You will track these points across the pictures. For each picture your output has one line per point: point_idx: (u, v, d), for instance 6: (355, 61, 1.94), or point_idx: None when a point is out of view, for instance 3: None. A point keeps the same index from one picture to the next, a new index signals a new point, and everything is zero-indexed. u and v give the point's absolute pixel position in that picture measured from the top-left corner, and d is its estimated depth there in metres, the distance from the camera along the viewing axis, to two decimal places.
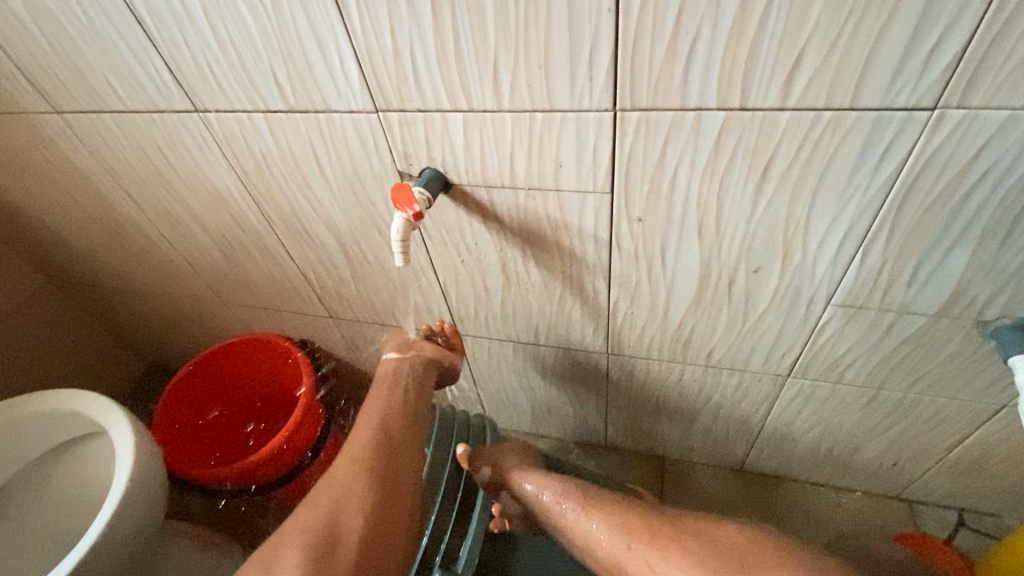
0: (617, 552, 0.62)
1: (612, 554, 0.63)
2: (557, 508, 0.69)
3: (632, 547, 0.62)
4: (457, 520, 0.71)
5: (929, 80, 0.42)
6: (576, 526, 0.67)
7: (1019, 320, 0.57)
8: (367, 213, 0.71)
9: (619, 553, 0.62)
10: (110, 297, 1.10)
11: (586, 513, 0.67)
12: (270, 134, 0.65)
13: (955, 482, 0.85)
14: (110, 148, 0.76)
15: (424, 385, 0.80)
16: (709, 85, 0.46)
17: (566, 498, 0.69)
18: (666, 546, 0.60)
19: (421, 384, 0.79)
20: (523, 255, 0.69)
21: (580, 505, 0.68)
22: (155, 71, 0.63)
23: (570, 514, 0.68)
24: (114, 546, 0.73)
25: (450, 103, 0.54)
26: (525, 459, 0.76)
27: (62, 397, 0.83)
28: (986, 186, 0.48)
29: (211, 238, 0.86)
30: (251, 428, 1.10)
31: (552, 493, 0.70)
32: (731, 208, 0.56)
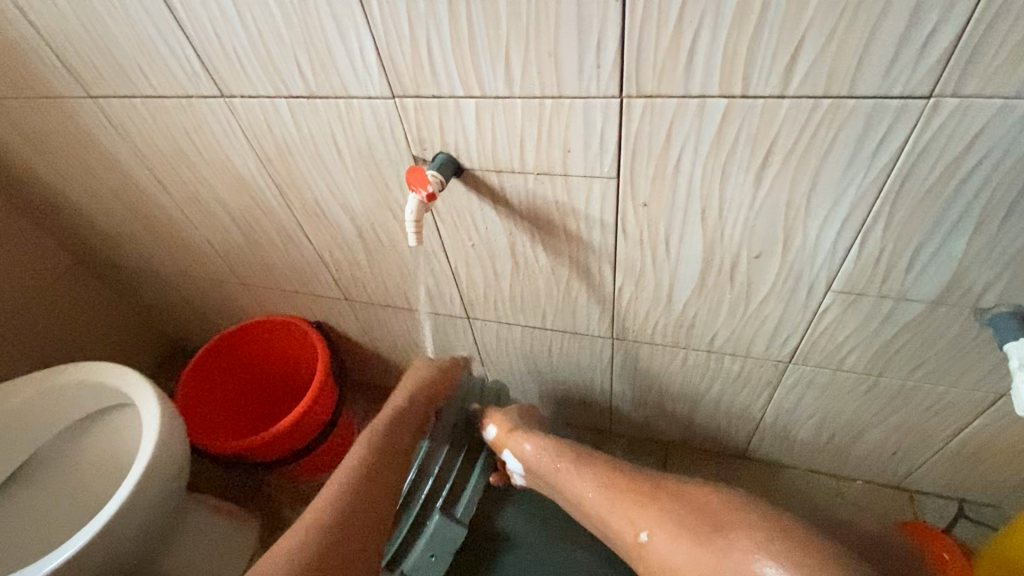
0: (605, 511, 0.65)
1: (599, 512, 0.65)
2: (551, 466, 0.70)
3: (618, 507, 0.63)
4: (459, 471, 0.76)
5: (925, 69, 0.44)
6: (570, 484, 0.68)
7: (1016, 308, 0.59)
8: (382, 196, 0.74)
9: (607, 511, 0.64)
10: (136, 277, 1.14)
11: (578, 475, 0.68)
12: (292, 119, 0.68)
13: (955, 471, 0.86)
14: (140, 131, 0.80)
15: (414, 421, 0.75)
16: (711, 73, 0.48)
17: (560, 458, 0.70)
18: (648, 507, 0.61)
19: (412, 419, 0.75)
20: (532, 239, 0.71)
21: (573, 468, 0.69)
22: (184, 57, 0.66)
23: (564, 474, 0.69)
24: (141, 508, 0.77)
25: (463, 89, 0.57)
26: (524, 422, 0.77)
27: (90, 369, 0.88)
28: (982, 174, 0.49)
29: (233, 220, 0.90)
30: (267, 407, 1.14)
31: (547, 454, 0.71)
32: (733, 194, 0.57)
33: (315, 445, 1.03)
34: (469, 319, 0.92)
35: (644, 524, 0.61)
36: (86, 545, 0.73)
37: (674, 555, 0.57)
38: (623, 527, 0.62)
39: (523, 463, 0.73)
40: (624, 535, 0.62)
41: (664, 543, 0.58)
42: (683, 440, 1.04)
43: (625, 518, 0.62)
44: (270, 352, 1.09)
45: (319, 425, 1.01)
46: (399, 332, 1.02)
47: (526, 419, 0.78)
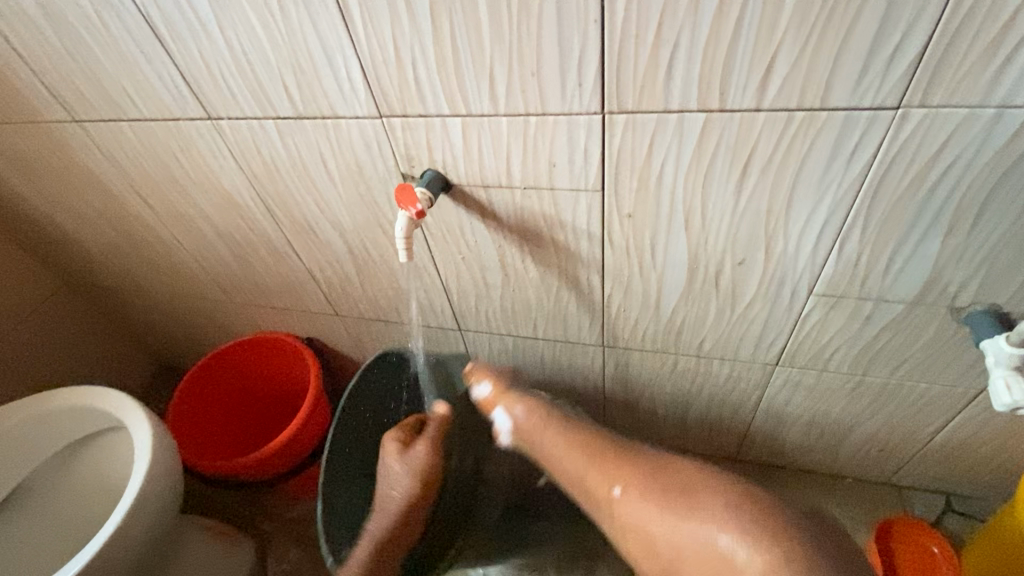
0: (587, 468, 0.64)
1: (585, 475, 0.64)
2: (541, 438, 0.70)
3: (600, 463, 0.63)
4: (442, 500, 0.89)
5: (892, 81, 0.46)
6: (557, 446, 0.68)
7: (990, 306, 0.61)
8: (371, 212, 0.74)
9: (599, 466, 0.63)
10: (123, 298, 1.13)
11: (569, 443, 0.67)
12: (280, 139, 0.69)
13: (942, 465, 0.88)
14: (126, 154, 0.80)
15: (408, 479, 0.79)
16: (689, 89, 0.50)
17: (546, 423, 0.71)
18: (625, 466, 0.61)
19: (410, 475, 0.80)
20: (521, 252, 0.73)
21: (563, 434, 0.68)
22: (172, 82, 0.66)
23: (555, 447, 0.68)
24: (137, 531, 0.77)
25: (449, 108, 0.58)
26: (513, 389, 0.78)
27: (78, 394, 0.87)
28: (952, 179, 0.51)
29: (221, 239, 0.90)
30: (258, 425, 1.14)
31: (536, 417, 0.72)
32: (715, 203, 0.59)
33: (309, 461, 1.02)
34: (461, 331, 0.92)
35: (618, 480, 0.60)
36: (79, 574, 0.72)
37: (648, 514, 0.57)
38: (599, 485, 0.62)
39: (512, 421, 0.74)
40: (599, 492, 0.62)
41: (635, 500, 0.58)
42: (677, 445, 1.05)
43: (606, 477, 0.62)
44: (261, 370, 1.09)
45: (313, 440, 1.01)
46: (391, 346, 1.02)
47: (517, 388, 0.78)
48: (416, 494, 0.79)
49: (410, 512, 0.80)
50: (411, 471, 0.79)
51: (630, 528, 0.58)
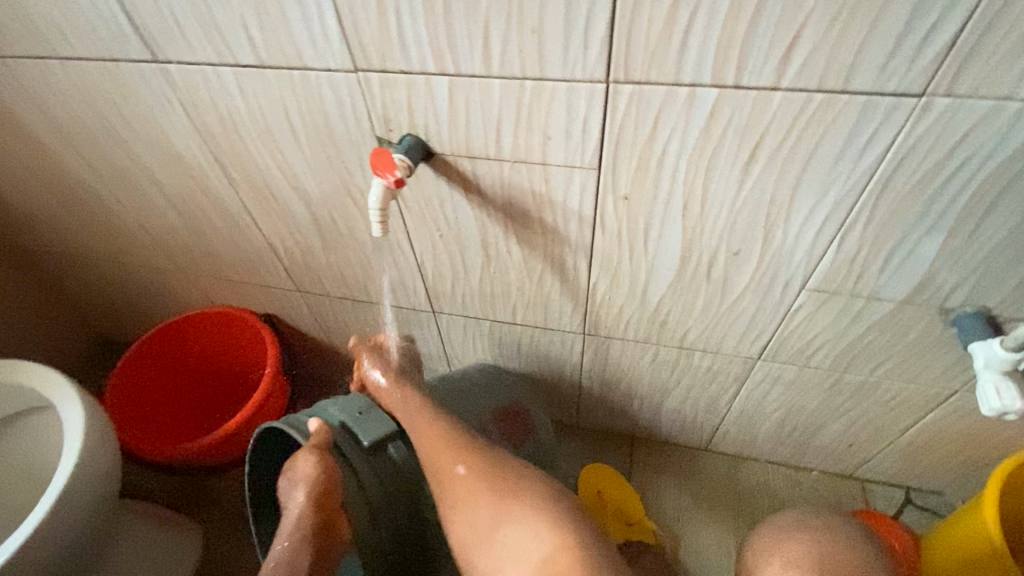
0: (427, 443, 0.65)
1: (428, 449, 0.65)
2: (406, 413, 0.69)
3: (447, 440, 0.65)
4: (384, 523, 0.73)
5: (920, 67, 0.42)
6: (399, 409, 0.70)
7: (980, 309, 0.60)
8: (341, 180, 0.67)
9: (438, 451, 0.64)
10: (58, 264, 1.02)
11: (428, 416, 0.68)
12: (239, 91, 0.61)
13: (906, 461, 0.89)
14: (58, 100, 0.70)
15: (331, 487, 0.62)
16: (705, 61, 0.45)
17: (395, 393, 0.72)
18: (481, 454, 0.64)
19: (329, 486, 0.62)
20: (505, 231, 0.67)
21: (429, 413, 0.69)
22: (111, 16, 0.57)
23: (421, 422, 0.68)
24: (63, 525, 0.69)
25: (435, 66, 0.52)
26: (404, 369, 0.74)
27: (2, 369, 0.77)
28: (963, 175, 0.49)
29: (170, 202, 0.81)
30: (208, 405, 1.05)
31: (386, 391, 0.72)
32: (717, 188, 0.55)
33: None
34: (434, 313, 0.87)
35: (465, 459, 0.63)
36: None
37: (473, 519, 0.59)
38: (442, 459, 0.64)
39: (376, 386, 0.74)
40: (440, 468, 0.63)
41: (467, 485, 0.61)
42: (649, 435, 1.03)
43: (442, 454, 0.64)
44: (213, 346, 1.01)
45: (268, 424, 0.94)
46: (357, 327, 0.96)
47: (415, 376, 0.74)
48: (309, 502, 0.61)
49: (307, 527, 0.61)
50: (301, 476, 0.62)
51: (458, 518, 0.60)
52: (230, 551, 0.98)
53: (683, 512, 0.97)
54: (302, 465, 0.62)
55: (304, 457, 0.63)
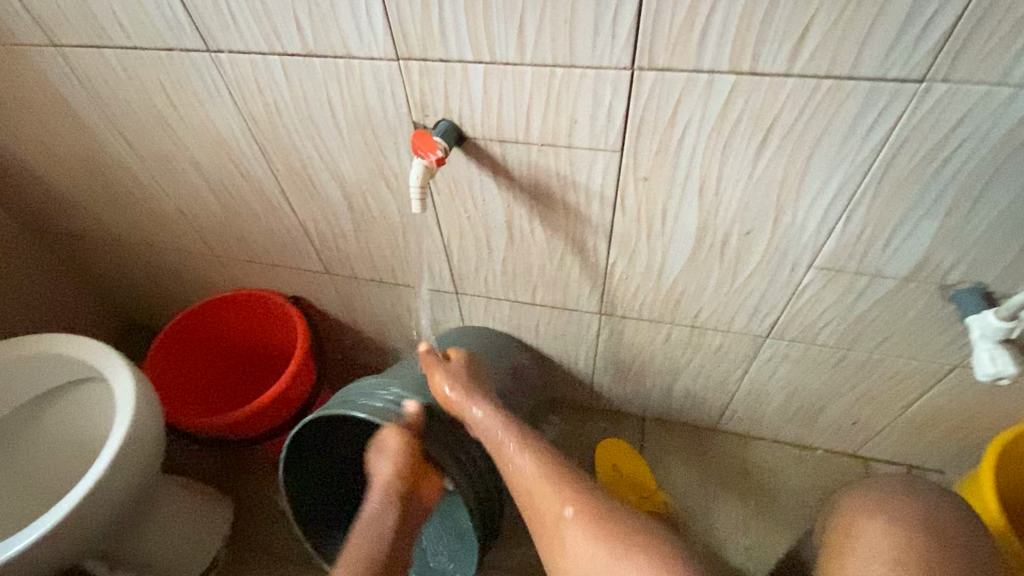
0: (522, 473, 0.64)
1: (527, 489, 0.64)
2: (497, 442, 0.67)
3: (541, 476, 0.63)
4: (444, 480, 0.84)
5: (920, 54, 0.47)
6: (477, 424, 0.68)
7: (977, 284, 0.64)
8: (376, 164, 0.72)
9: (534, 488, 0.63)
10: (95, 247, 1.07)
11: (522, 446, 0.66)
12: (285, 78, 0.65)
13: (907, 439, 0.93)
14: (109, 86, 0.74)
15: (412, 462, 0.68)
16: (723, 50, 0.50)
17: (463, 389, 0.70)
18: (584, 490, 0.62)
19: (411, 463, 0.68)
20: (529, 213, 0.72)
21: (517, 439, 0.66)
22: (169, 7, 0.62)
23: (513, 447, 0.66)
24: (117, 486, 0.73)
25: (473, 54, 0.56)
26: (473, 381, 0.72)
27: (58, 342, 0.82)
28: (960, 156, 0.53)
29: (209, 186, 0.85)
30: (238, 384, 1.10)
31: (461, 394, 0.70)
32: (731, 169, 0.60)
33: (289, 426, 1.00)
34: (458, 294, 0.91)
35: (575, 500, 0.61)
36: (48, 535, 0.68)
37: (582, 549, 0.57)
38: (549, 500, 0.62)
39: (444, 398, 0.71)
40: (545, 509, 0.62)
41: (582, 536, 0.58)
42: (660, 414, 1.08)
43: (550, 497, 0.62)
44: (244, 327, 1.05)
45: (297, 401, 0.99)
46: (381, 309, 1.00)
47: (481, 383, 0.73)
48: (395, 473, 0.67)
49: (395, 507, 0.67)
50: (387, 448, 0.67)
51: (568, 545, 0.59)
52: (258, 525, 1.02)
53: (692, 488, 1.02)
54: (393, 446, 0.67)
55: (394, 439, 0.68)
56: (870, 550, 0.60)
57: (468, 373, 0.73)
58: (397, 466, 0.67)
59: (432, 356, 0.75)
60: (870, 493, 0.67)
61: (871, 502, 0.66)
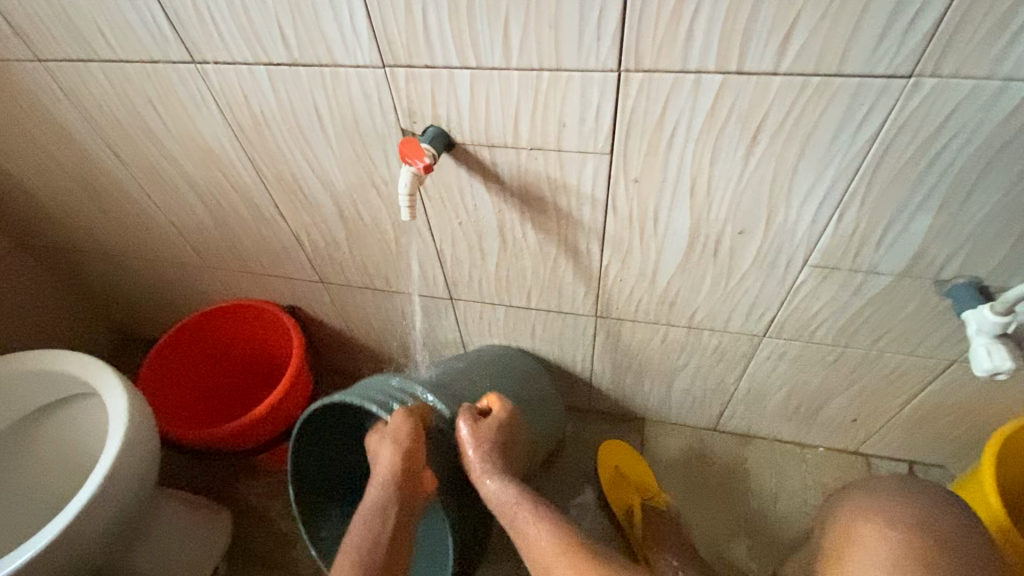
0: (534, 541, 0.61)
1: (538, 564, 0.61)
2: (512, 517, 0.64)
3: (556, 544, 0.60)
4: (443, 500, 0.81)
5: (907, 49, 0.46)
6: (493, 491, 0.66)
7: (972, 279, 0.64)
8: (366, 171, 0.71)
9: (546, 565, 0.60)
10: (87, 260, 1.07)
11: (536, 521, 0.63)
12: (271, 88, 0.65)
13: (908, 435, 0.93)
14: (96, 100, 0.74)
15: (414, 457, 0.67)
16: (709, 49, 0.49)
17: (490, 452, 0.68)
18: (604, 564, 0.58)
19: (411, 459, 0.67)
20: (521, 217, 0.71)
21: (534, 513, 0.63)
22: (153, 19, 0.61)
23: (529, 525, 0.63)
24: (111, 503, 0.72)
25: (458, 60, 0.56)
26: (497, 444, 0.69)
27: (51, 357, 0.81)
28: (951, 151, 0.53)
29: (200, 197, 0.85)
30: (234, 396, 1.09)
31: (482, 454, 0.68)
32: (722, 169, 0.59)
33: (288, 435, 1.00)
34: (452, 300, 0.91)
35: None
36: (40, 555, 0.67)
37: None
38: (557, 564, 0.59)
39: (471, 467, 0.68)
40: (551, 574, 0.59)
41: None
42: (659, 416, 1.07)
43: (564, 573, 0.58)
44: (239, 337, 1.05)
45: (293, 411, 0.98)
46: (376, 316, 1.00)
47: (508, 450, 0.71)
48: (393, 464, 0.66)
49: (394, 495, 0.67)
50: (388, 438, 0.67)
51: None
52: (256, 537, 1.01)
53: (698, 507, 0.99)
54: (395, 438, 0.67)
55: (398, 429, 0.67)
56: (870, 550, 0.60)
57: (499, 440, 0.69)
58: (397, 460, 0.66)
59: (465, 413, 0.71)
60: (862, 496, 0.67)
61: (855, 506, 0.66)
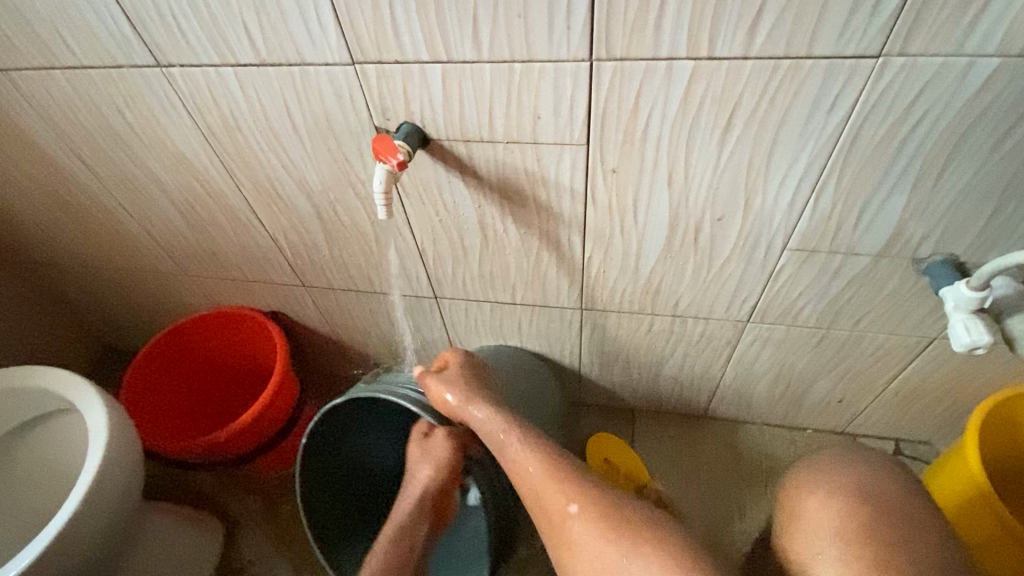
0: (533, 479, 0.62)
1: (531, 488, 0.63)
2: (499, 439, 0.66)
3: (554, 480, 0.61)
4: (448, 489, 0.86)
5: (875, 28, 0.46)
6: (482, 422, 0.67)
7: (948, 256, 0.65)
8: (342, 172, 0.70)
9: (537, 489, 0.62)
10: (63, 274, 1.05)
11: (525, 447, 0.64)
12: (240, 89, 0.63)
13: (894, 413, 0.94)
14: (61, 109, 0.72)
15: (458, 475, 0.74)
16: (680, 34, 0.49)
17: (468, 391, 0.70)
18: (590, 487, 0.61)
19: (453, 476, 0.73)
20: (501, 212, 0.71)
21: (520, 439, 0.65)
22: (113, 22, 0.60)
23: (514, 445, 0.65)
24: (94, 519, 0.70)
25: (429, 53, 0.55)
26: (473, 384, 0.71)
27: (27, 374, 0.79)
28: (923, 128, 0.53)
29: (174, 204, 0.83)
30: (220, 404, 1.08)
31: (464, 395, 0.69)
32: (698, 156, 0.59)
33: (276, 442, 0.98)
34: (437, 299, 0.90)
35: (579, 497, 0.60)
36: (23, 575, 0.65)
37: (593, 547, 0.57)
38: (556, 499, 0.61)
39: (455, 408, 0.69)
40: (551, 509, 0.61)
41: (588, 533, 0.58)
42: (648, 406, 1.08)
43: (553, 496, 0.61)
44: (222, 345, 1.03)
45: (280, 418, 0.97)
46: (361, 318, 0.99)
47: (483, 387, 0.72)
48: (439, 482, 0.72)
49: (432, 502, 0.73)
50: (431, 458, 0.71)
51: (578, 545, 0.58)
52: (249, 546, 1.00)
53: (692, 489, 1.00)
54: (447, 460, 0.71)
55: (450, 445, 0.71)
56: (818, 527, 0.58)
57: (467, 378, 0.72)
58: (444, 479, 0.72)
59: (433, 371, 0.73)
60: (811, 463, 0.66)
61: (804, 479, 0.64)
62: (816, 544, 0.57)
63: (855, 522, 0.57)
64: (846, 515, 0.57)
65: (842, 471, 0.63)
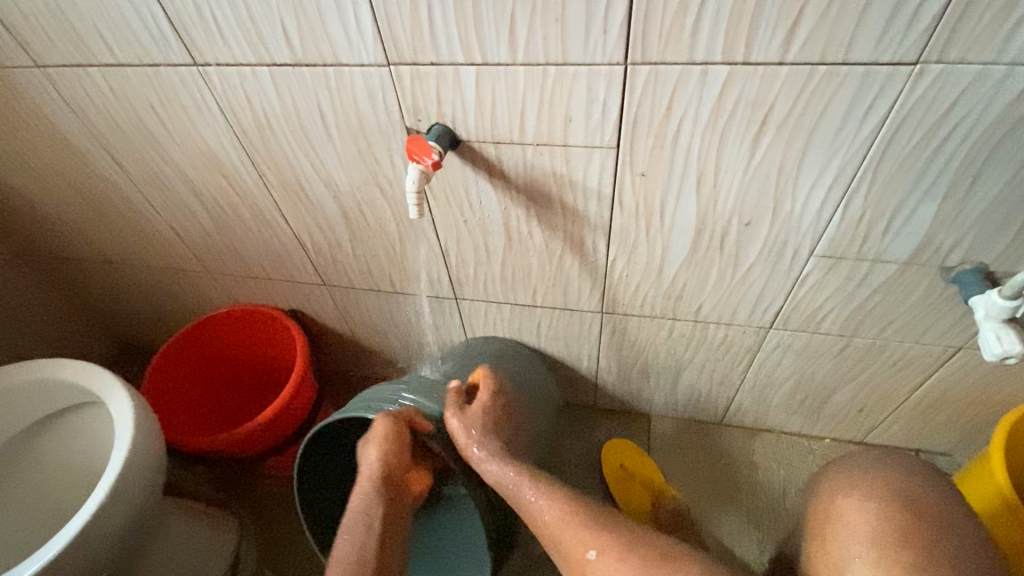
0: (553, 526, 0.61)
1: (546, 531, 0.61)
2: (516, 491, 0.64)
3: (574, 524, 0.60)
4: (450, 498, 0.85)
5: (914, 35, 0.46)
6: (499, 476, 0.65)
7: (978, 265, 0.64)
8: (370, 172, 0.71)
9: (554, 532, 0.60)
10: (86, 270, 1.06)
11: (538, 496, 0.62)
12: (274, 88, 0.64)
13: (915, 423, 0.93)
14: (96, 106, 0.73)
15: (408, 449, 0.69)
16: (716, 39, 0.49)
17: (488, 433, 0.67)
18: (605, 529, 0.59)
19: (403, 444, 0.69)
20: (526, 213, 0.71)
21: (533, 489, 0.63)
22: (153, 21, 0.61)
23: (531, 498, 0.62)
24: (120, 511, 0.71)
25: (464, 56, 0.55)
26: (491, 422, 0.68)
27: (55, 367, 0.80)
28: (958, 136, 0.53)
29: (200, 201, 0.84)
30: (237, 401, 1.09)
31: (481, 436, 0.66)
32: (729, 160, 0.59)
33: (292, 441, 0.99)
34: (457, 300, 0.90)
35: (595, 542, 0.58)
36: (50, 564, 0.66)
37: None
38: (574, 542, 0.59)
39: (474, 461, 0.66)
40: (571, 553, 0.59)
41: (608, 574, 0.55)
42: (664, 412, 1.07)
43: (571, 540, 0.59)
44: (241, 343, 1.04)
45: (298, 416, 0.97)
46: (380, 318, 0.99)
47: (502, 429, 0.70)
48: (386, 453, 0.67)
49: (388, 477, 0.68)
50: (373, 437, 0.68)
51: None
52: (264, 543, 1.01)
53: (707, 498, 1.00)
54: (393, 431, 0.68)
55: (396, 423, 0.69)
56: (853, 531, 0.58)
57: (488, 417, 0.69)
58: (388, 454, 0.67)
59: (455, 396, 0.70)
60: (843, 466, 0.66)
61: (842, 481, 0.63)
62: (851, 548, 0.56)
63: (894, 524, 0.56)
64: (888, 517, 0.57)
65: (871, 476, 0.62)
